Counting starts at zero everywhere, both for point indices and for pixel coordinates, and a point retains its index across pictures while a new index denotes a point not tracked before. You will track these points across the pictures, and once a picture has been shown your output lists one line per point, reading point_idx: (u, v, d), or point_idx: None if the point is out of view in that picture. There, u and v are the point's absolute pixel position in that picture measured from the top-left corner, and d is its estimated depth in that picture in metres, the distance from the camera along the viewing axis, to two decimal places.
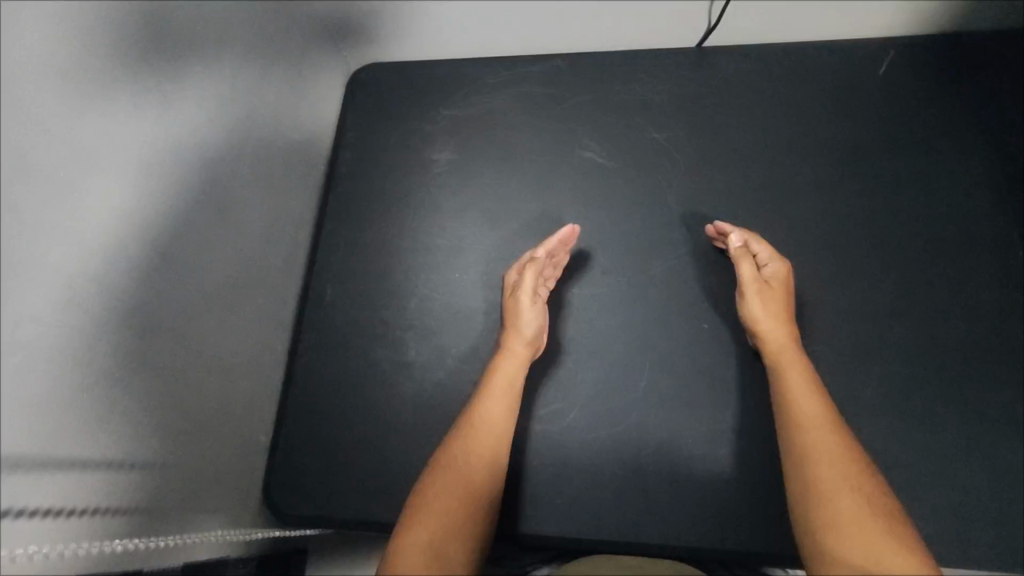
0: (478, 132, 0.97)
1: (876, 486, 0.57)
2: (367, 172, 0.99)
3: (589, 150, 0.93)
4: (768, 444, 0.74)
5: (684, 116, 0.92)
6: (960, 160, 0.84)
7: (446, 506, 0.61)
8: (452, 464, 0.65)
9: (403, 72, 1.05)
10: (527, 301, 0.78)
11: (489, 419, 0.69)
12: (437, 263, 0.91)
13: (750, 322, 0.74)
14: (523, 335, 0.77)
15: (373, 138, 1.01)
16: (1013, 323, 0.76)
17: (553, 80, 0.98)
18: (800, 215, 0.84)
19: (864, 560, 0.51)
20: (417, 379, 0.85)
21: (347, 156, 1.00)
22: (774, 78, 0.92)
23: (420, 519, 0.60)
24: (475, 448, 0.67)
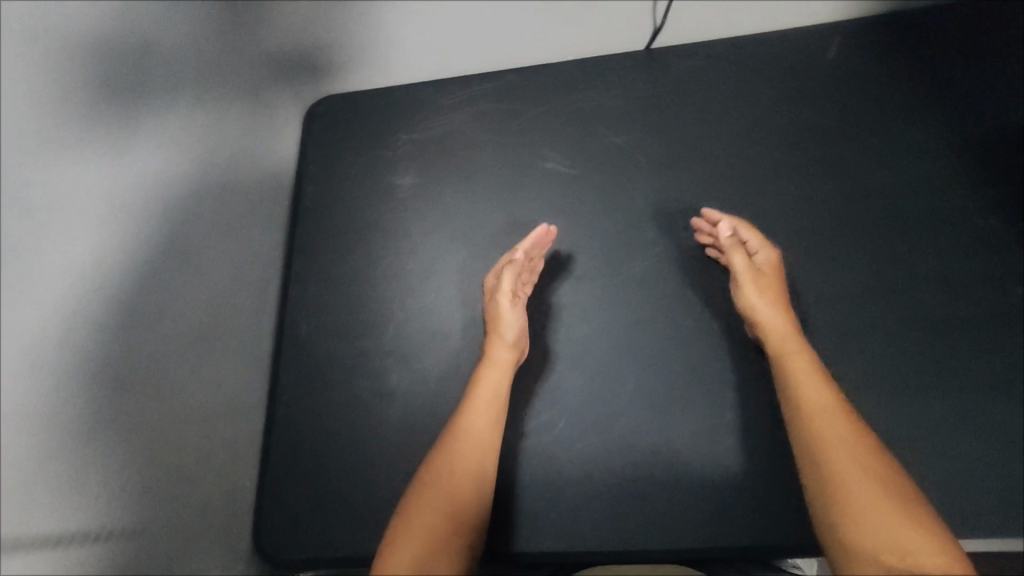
0: (440, 153, 0.96)
1: (895, 475, 0.57)
2: (331, 204, 0.97)
3: (553, 162, 0.93)
4: (761, 434, 0.74)
5: (643, 118, 0.92)
6: (919, 134, 0.86)
7: (429, 524, 0.61)
8: (435, 480, 0.64)
9: (354, 99, 1.02)
10: (508, 304, 0.78)
11: (475, 429, 0.68)
12: (411, 288, 0.90)
13: (747, 312, 0.74)
14: (505, 338, 0.76)
15: (333, 168, 0.98)
16: (996, 287, 0.77)
17: (509, 94, 0.97)
18: (767, 205, 0.85)
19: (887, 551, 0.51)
20: (401, 407, 0.83)
21: (309, 188, 0.98)
22: (727, 74, 0.93)
23: (400, 540, 0.60)
24: (459, 459, 0.66)
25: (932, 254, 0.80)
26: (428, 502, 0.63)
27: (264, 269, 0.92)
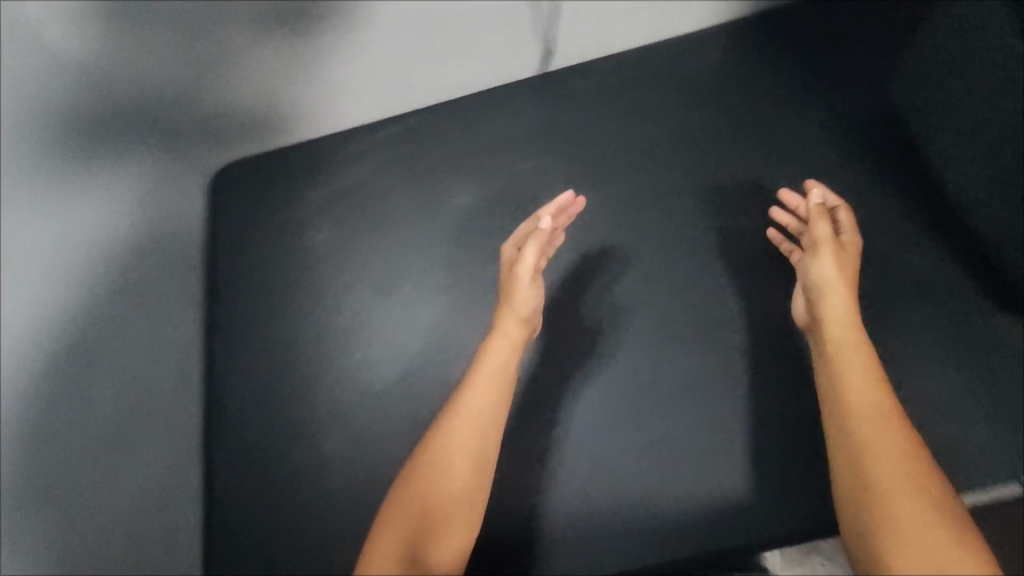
0: (349, 206, 0.93)
1: (940, 489, 0.53)
2: (246, 273, 0.92)
3: (464, 199, 0.91)
4: (696, 437, 0.77)
5: (546, 142, 0.92)
6: (829, 115, 0.87)
7: (424, 506, 0.61)
8: (435, 462, 0.64)
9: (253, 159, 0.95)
10: (526, 283, 0.75)
11: (475, 409, 0.67)
12: (338, 349, 0.88)
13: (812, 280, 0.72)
14: (515, 312, 0.74)
15: (243, 233, 0.94)
16: (954, 247, 0.81)
17: (411, 135, 0.94)
18: (680, 208, 0.87)
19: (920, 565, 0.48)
20: (337, 478, 0.83)
21: (222, 255, 0.93)
22: (626, 80, 0.93)
23: (393, 520, 0.61)
24: (460, 438, 0.65)
25: (872, 226, 0.83)
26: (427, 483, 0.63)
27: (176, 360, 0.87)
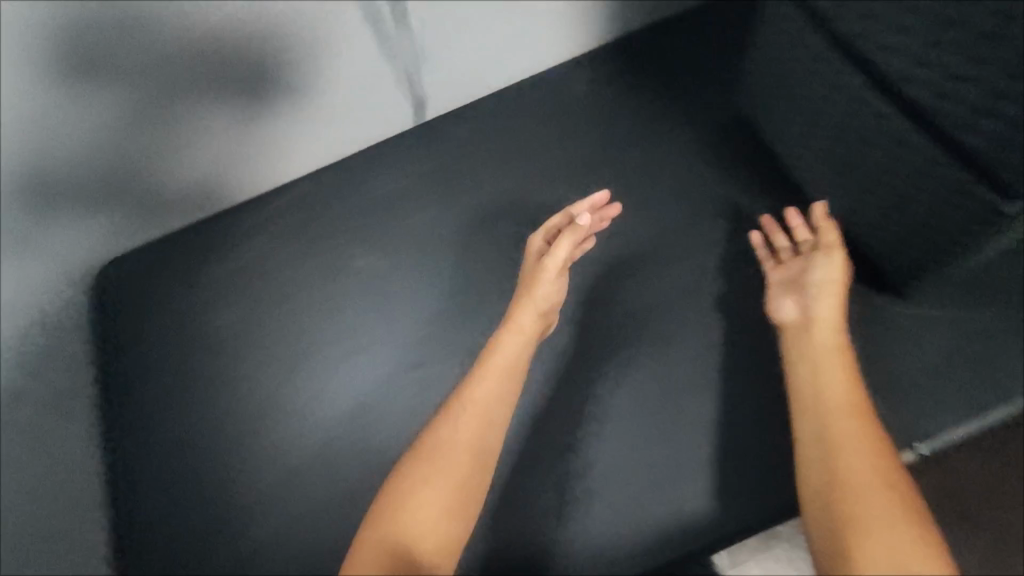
0: (250, 285, 0.92)
1: (908, 486, 0.55)
2: (153, 367, 0.90)
3: (365, 262, 0.91)
4: (614, 453, 0.80)
5: (434, 191, 0.93)
6: (700, 128, 0.92)
7: (432, 494, 0.60)
8: (441, 448, 0.63)
9: (151, 248, 0.93)
10: (552, 275, 0.74)
11: (481, 399, 0.67)
12: (251, 430, 0.86)
13: (813, 283, 0.71)
14: (535, 304, 0.74)
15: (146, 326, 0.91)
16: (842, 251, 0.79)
17: (301, 204, 0.94)
18: (571, 232, 0.89)
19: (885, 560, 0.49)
20: (258, 567, 0.81)
21: (124, 351, 0.90)
22: (502, 118, 0.95)
23: (400, 505, 0.59)
24: (464, 428, 0.65)
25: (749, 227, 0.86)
26: (435, 469, 0.62)
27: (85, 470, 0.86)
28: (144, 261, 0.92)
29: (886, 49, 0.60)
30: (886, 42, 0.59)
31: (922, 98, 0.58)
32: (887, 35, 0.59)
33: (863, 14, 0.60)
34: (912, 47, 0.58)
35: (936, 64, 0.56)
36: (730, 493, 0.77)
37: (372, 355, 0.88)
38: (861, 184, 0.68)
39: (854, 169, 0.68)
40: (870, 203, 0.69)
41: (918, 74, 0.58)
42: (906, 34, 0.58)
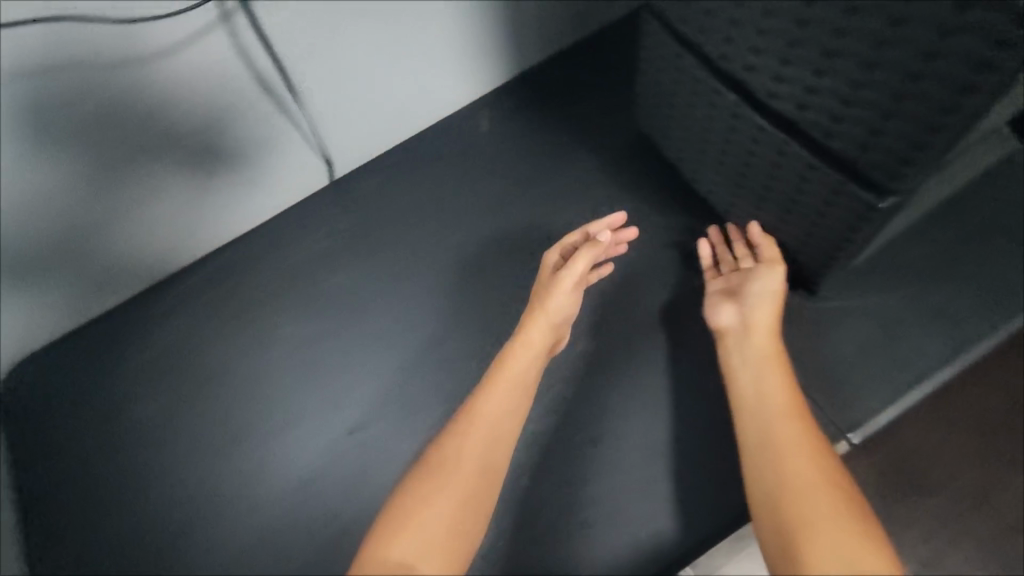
0: (169, 367, 0.89)
1: (849, 485, 0.54)
2: (72, 467, 0.85)
3: (289, 329, 0.89)
4: (560, 483, 0.77)
5: (350, 249, 0.92)
6: (604, 152, 0.94)
7: (440, 510, 0.53)
8: (449, 463, 0.57)
9: (65, 342, 0.91)
10: (566, 291, 0.73)
11: (491, 411, 0.62)
12: (181, 517, 0.82)
13: (751, 290, 0.72)
14: (548, 318, 0.72)
15: (62, 424, 0.87)
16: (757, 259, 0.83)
17: (214, 279, 0.93)
18: (492, 269, 0.89)
19: (837, 554, 0.47)
20: None
21: (40, 453, 0.86)
22: (409, 169, 0.96)
23: (402, 522, 0.51)
24: (471, 440, 0.59)
25: (664, 240, 0.87)
26: (444, 483, 0.55)
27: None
28: (61, 357, 0.90)
29: (750, 68, 0.59)
30: (744, 63, 0.60)
31: (787, 111, 0.60)
32: (747, 56, 0.59)
33: (724, 39, 0.60)
34: (767, 68, 0.58)
35: (792, 80, 0.57)
36: (678, 512, 0.74)
37: (304, 423, 0.85)
38: (756, 189, 0.70)
39: (747, 176, 0.70)
40: (768, 207, 0.71)
41: (780, 89, 0.58)
42: (757, 57, 0.58)
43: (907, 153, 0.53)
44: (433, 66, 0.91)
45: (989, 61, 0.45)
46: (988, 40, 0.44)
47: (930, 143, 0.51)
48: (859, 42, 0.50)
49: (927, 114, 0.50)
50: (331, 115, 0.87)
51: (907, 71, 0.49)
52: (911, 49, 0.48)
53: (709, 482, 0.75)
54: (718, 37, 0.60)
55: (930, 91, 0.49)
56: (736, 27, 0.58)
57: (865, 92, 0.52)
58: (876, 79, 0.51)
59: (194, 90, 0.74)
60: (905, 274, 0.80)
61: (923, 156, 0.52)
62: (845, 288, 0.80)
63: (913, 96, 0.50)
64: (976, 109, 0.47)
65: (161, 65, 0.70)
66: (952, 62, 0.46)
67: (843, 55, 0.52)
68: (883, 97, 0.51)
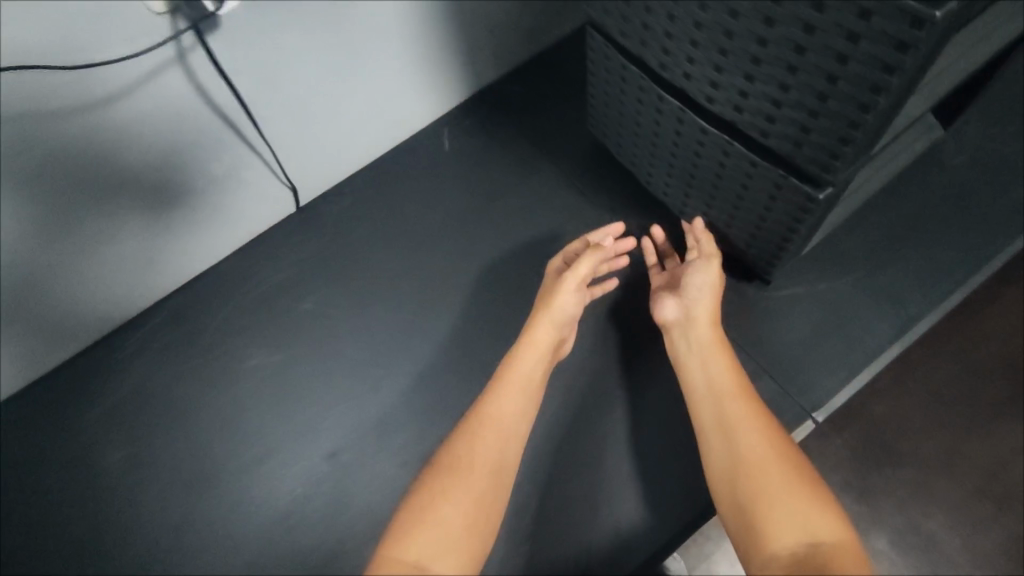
0: (140, 409, 0.88)
1: (802, 457, 0.57)
2: (45, 522, 0.83)
3: (260, 361, 0.89)
4: (543, 492, 0.79)
5: (317, 276, 0.93)
6: (559, 167, 0.96)
7: (454, 511, 0.55)
8: (462, 462, 0.59)
9: (29, 394, 0.89)
10: (570, 293, 0.75)
11: (501, 413, 0.65)
12: (165, 560, 0.80)
13: (691, 284, 0.75)
14: (553, 319, 0.74)
15: (32, 479, 0.85)
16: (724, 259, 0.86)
17: (183, 317, 0.92)
18: (459, 288, 0.91)
19: (799, 529, 0.51)
20: None
21: (11, 511, 0.84)
22: (371, 195, 0.98)
23: (417, 523, 0.54)
24: (485, 440, 0.62)
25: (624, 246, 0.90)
26: (459, 482, 0.57)
27: None
28: (26, 407, 0.89)
29: (689, 77, 0.62)
30: (682, 71, 0.62)
31: (727, 114, 0.62)
32: (685, 65, 0.62)
33: (662, 49, 0.63)
34: (703, 75, 0.60)
35: (726, 88, 0.59)
36: (656, 506, 0.76)
37: (282, 452, 0.85)
38: (706, 188, 0.74)
39: (697, 177, 0.74)
40: (719, 205, 0.74)
41: (716, 95, 0.61)
42: (693, 66, 0.61)
43: (830, 158, 0.56)
44: (390, 95, 0.93)
45: (880, 89, 0.47)
46: (874, 70, 0.46)
47: (846, 152, 0.54)
48: (773, 62, 0.53)
49: (839, 128, 0.52)
50: (293, 146, 0.89)
51: (816, 88, 0.51)
52: (816, 70, 0.50)
53: (683, 475, 0.77)
54: (657, 47, 0.63)
55: (837, 109, 0.51)
56: (670, 39, 0.60)
57: (786, 103, 0.55)
58: (792, 93, 0.53)
59: (152, 128, 0.75)
60: (849, 262, 0.84)
61: (843, 163, 0.55)
62: (798, 277, 0.84)
63: (826, 110, 0.52)
64: (876, 128, 0.50)
65: (129, 106, 0.72)
66: (851, 85, 0.49)
67: (762, 70, 0.54)
68: (801, 111, 0.54)
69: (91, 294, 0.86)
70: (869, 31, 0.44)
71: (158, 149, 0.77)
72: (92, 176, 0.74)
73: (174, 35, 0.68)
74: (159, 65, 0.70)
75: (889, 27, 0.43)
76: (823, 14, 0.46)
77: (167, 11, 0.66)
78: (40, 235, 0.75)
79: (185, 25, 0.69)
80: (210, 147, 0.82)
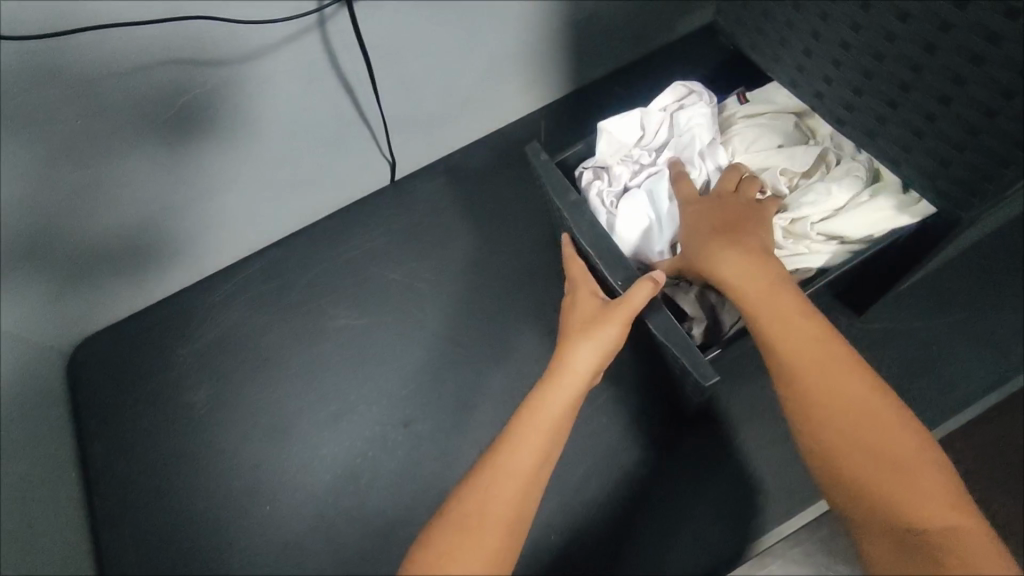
0: (228, 354, 0.92)
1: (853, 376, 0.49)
2: (132, 446, 0.88)
3: (346, 323, 0.92)
4: (608, 486, 0.79)
5: (407, 249, 0.96)
6: None
7: (479, 536, 0.47)
8: (490, 482, 0.49)
9: (130, 324, 0.94)
10: (617, 331, 0.56)
11: (522, 444, 0.51)
12: (239, 497, 0.85)
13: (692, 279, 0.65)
14: (595, 346, 0.56)
15: (125, 404, 0.90)
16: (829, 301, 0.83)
17: (275, 271, 0.96)
18: (544, 278, 0.92)
19: (869, 474, 0.45)
20: None
21: (103, 431, 0.89)
22: (467, 176, 0.99)
23: (443, 541, 0.47)
24: (508, 460, 0.50)
25: None
26: (488, 499, 0.48)
27: (79, 553, 0.82)
28: (121, 338, 0.93)
29: (821, 97, 0.63)
30: (816, 89, 0.63)
31: (855, 139, 0.62)
32: (819, 85, 0.62)
33: (796, 66, 0.63)
34: (837, 95, 0.61)
35: (862, 113, 0.59)
36: (722, 516, 0.75)
37: (356, 413, 0.88)
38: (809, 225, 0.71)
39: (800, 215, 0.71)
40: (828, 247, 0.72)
41: (849, 118, 0.61)
42: (828, 86, 0.61)
43: (965, 196, 0.54)
44: (499, 82, 0.95)
45: None
46: None
47: (987, 191, 0.52)
48: (925, 91, 0.52)
49: (985, 164, 0.51)
50: (404, 121, 0.92)
51: (968, 122, 0.50)
52: (972, 102, 0.49)
53: (755, 490, 0.76)
54: (791, 64, 0.64)
55: (987, 144, 0.50)
56: (810, 56, 0.61)
57: (929, 134, 0.54)
58: (938, 124, 0.53)
59: (281, 86, 0.80)
60: (948, 303, 0.82)
61: (978, 203, 0.53)
62: (891, 311, 0.82)
63: (973, 145, 0.51)
64: None
65: (270, 61, 0.76)
66: (1009, 121, 0.48)
67: (909, 97, 0.54)
68: (944, 143, 0.53)
69: (196, 238, 0.90)
70: None
71: (280, 110, 0.82)
72: (214, 114, 0.78)
73: (319, 6, 0.74)
74: (300, 30, 0.75)
75: None
76: (996, 47, 0.46)
77: None
78: (160, 167, 0.79)
79: None
80: (330, 110, 0.85)
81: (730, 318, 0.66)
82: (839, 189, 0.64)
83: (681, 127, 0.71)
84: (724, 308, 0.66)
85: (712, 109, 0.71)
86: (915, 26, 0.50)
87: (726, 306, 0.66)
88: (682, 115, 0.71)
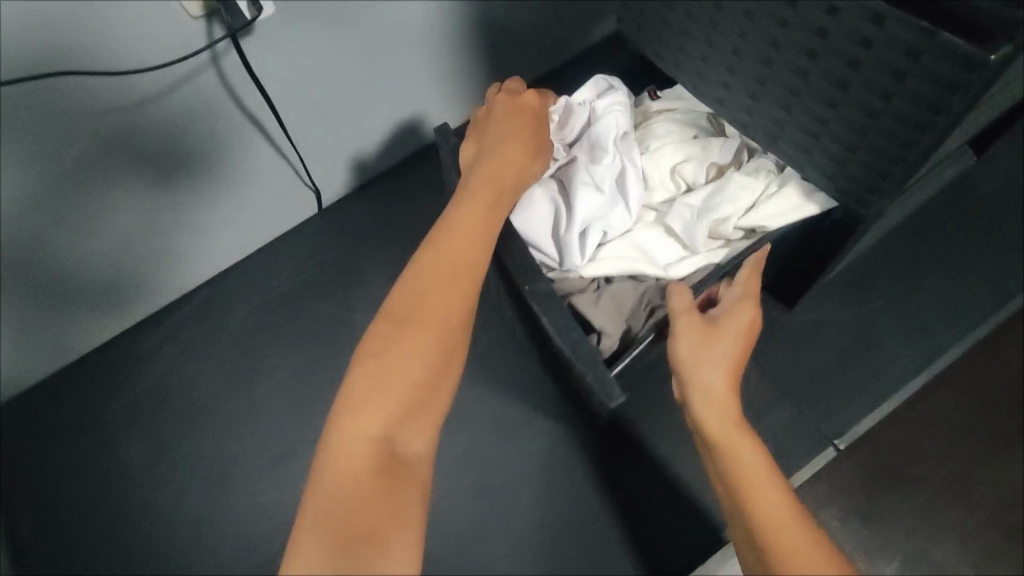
0: (157, 407, 0.87)
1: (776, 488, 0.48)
2: (61, 515, 0.83)
3: (280, 362, 0.89)
4: (561, 503, 0.78)
5: (339, 278, 0.93)
6: None
7: (433, 308, 0.51)
8: (433, 266, 0.53)
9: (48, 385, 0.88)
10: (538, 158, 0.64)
11: (459, 235, 0.55)
12: (182, 558, 0.80)
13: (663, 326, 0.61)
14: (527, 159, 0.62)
15: (50, 470, 0.85)
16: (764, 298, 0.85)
17: (202, 314, 0.91)
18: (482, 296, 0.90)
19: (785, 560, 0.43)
20: None
21: (28, 502, 0.84)
22: (395, 199, 0.98)
23: (395, 330, 0.50)
24: (447, 250, 0.54)
25: None
26: (433, 279, 0.52)
27: None
28: (43, 396, 0.87)
29: (722, 102, 0.64)
30: (717, 95, 0.64)
31: (760, 142, 0.63)
32: (720, 91, 0.63)
33: (697, 73, 0.64)
34: (737, 100, 0.62)
35: (762, 116, 0.60)
36: (671, 522, 0.76)
37: (300, 453, 0.84)
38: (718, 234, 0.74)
39: None
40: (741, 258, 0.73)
41: (752, 123, 0.62)
42: (728, 92, 0.62)
43: (874, 183, 0.54)
44: (416, 102, 0.94)
45: (923, 127, 0.48)
46: (922, 103, 0.47)
47: (893, 174, 0.53)
48: (814, 96, 0.54)
49: (890, 147, 0.52)
50: (321, 151, 0.90)
51: (868, 106, 0.51)
52: (857, 105, 0.52)
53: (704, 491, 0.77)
54: (691, 71, 0.65)
55: (878, 144, 0.52)
56: (707, 63, 0.62)
57: (825, 136, 0.56)
58: (841, 110, 0.53)
59: (181, 131, 0.76)
60: (872, 288, 0.84)
61: (878, 199, 0.55)
62: (819, 303, 0.83)
63: (864, 145, 0.53)
64: (917, 159, 0.50)
65: (162, 106, 0.73)
66: (894, 121, 0.50)
67: (809, 84, 0.54)
68: (839, 144, 0.55)
69: (111, 295, 0.85)
70: (916, 70, 0.46)
71: (183, 156, 0.78)
72: (107, 172, 0.73)
73: (210, 43, 0.71)
74: (193, 69, 0.72)
75: (936, 67, 0.45)
76: (868, 52, 0.48)
77: (204, 16, 0.69)
78: (54, 232, 0.74)
79: (220, 32, 0.71)
80: (235, 146, 0.82)
81: (635, 326, 0.64)
82: (746, 183, 0.65)
83: (593, 119, 0.70)
84: (628, 315, 0.65)
85: (626, 101, 0.70)
86: (796, 32, 0.52)
87: (631, 315, 0.65)
88: (595, 105, 0.71)
